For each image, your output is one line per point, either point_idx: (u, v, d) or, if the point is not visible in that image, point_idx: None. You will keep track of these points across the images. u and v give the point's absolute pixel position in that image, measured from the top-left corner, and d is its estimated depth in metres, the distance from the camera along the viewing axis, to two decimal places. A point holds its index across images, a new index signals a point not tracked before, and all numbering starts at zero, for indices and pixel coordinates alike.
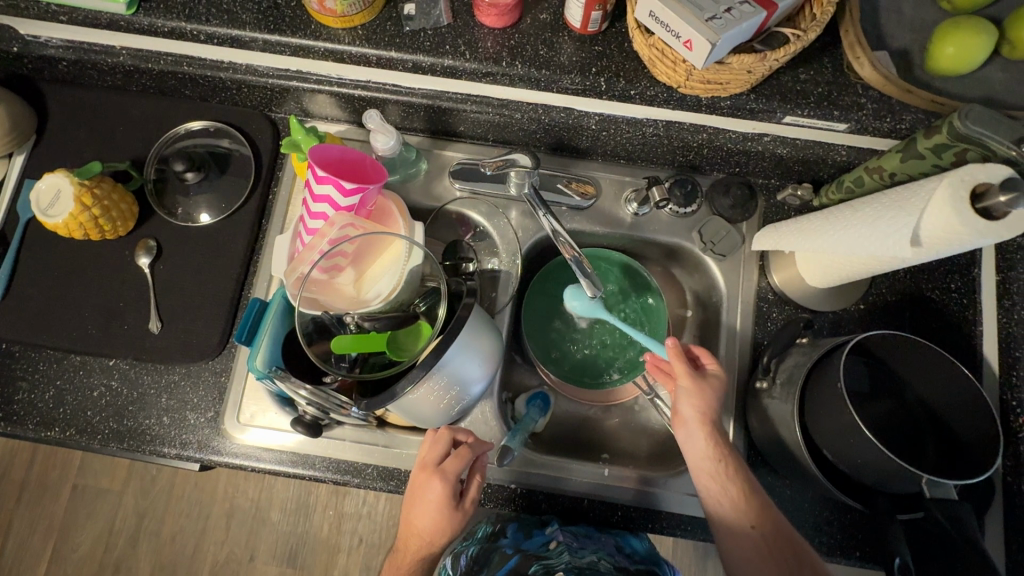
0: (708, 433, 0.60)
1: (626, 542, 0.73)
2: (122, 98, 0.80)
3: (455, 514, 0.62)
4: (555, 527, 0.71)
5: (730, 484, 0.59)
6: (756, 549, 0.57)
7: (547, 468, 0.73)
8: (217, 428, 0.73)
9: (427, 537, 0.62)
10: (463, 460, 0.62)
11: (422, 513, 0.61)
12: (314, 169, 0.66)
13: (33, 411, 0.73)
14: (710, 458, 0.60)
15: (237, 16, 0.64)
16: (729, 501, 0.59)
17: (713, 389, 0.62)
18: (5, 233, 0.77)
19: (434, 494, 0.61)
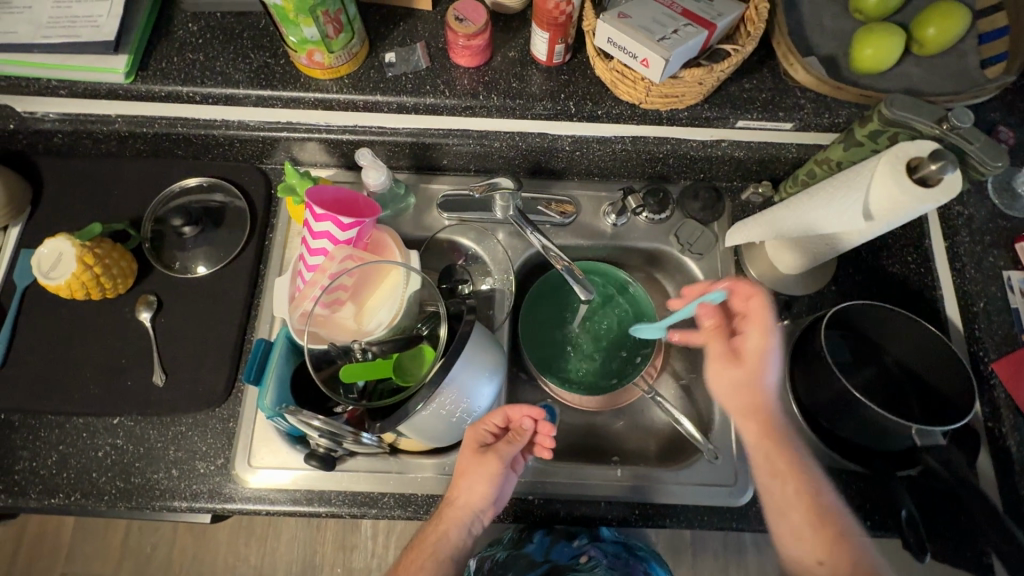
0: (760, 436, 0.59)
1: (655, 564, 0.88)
2: (117, 164, 0.83)
3: (477, 460, 0.67)
4: (584, 543, 0.84)
5: (799, 504, 0.58)
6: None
7: (562, 475, 0.74)
8: (229, 474, 0.72)
9: (457, 477, 0.69)
10: (493, 413, 0.70)
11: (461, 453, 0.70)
12: (311, 205, 0.69)
13: (35, 480, 0.71)
14: (766, 474, 0.59)
15: (230, 76, 0.69)
16: (789, 527, 0.58)
17: (767, 362, 0.59)
18: (2, 303, 0.77)
19: (467, 438, 0.71)
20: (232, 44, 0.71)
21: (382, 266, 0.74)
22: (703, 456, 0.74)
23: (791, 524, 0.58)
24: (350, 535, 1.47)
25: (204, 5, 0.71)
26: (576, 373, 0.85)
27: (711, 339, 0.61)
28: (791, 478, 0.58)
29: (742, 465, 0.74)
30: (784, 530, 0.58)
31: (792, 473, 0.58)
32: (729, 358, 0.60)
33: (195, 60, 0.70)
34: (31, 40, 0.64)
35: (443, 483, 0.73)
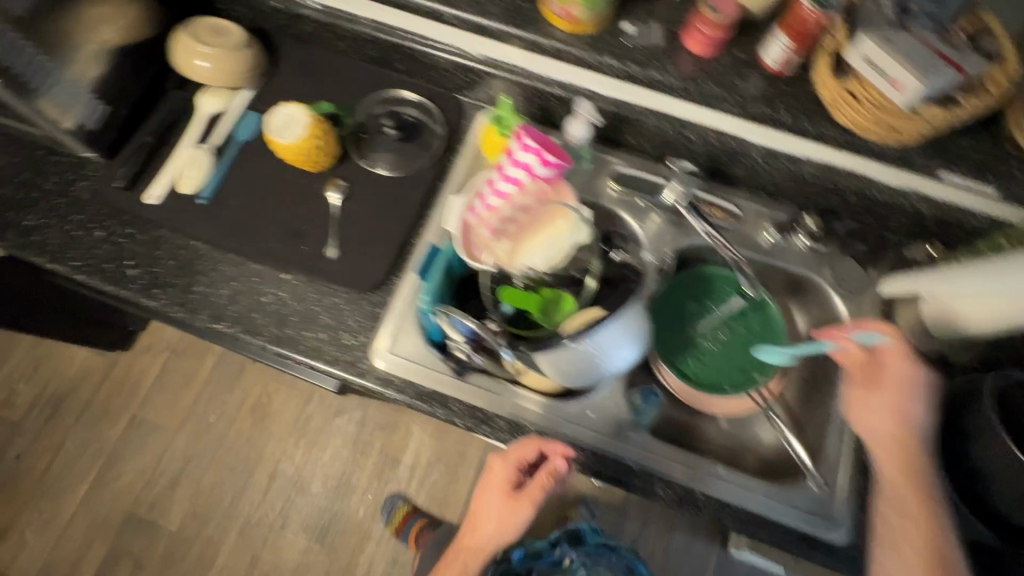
0: (894, 452, 0.67)
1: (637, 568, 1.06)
2: (342, 62, 0.93)
3: (510, 505, 0.76)
4: (562, 549, 1.07)
5: (907, 513, 0.65)
6: None
7: (668, 454, 0.76)
8: (368, 352, 0.79)
9: (484, 513, 0.79)
10: (529, 450, 0.74)
11: (491, 489, 0.78)
12: (522, 136, 0.75)
13: (206, 303, 0.80)
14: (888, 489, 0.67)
15: (485, 8, 0.77)
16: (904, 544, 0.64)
17: (903, 403, 0.68)
18: (219, 149, 0.87)
19: (498, 479, 0.77)
20: None
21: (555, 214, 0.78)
22: (810, 482, 0.74)
23: (903, 539, 0.64)
24: (388, 469, 1.53)
25: None
26: (692, 369, 0.85)
27: (852, 366, 0.71)
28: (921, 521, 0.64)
29: (846, 502, 0.74)
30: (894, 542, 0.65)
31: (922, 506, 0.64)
32: (866, 387, 0.70)
33: None
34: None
35: (555, 424, 0.77)
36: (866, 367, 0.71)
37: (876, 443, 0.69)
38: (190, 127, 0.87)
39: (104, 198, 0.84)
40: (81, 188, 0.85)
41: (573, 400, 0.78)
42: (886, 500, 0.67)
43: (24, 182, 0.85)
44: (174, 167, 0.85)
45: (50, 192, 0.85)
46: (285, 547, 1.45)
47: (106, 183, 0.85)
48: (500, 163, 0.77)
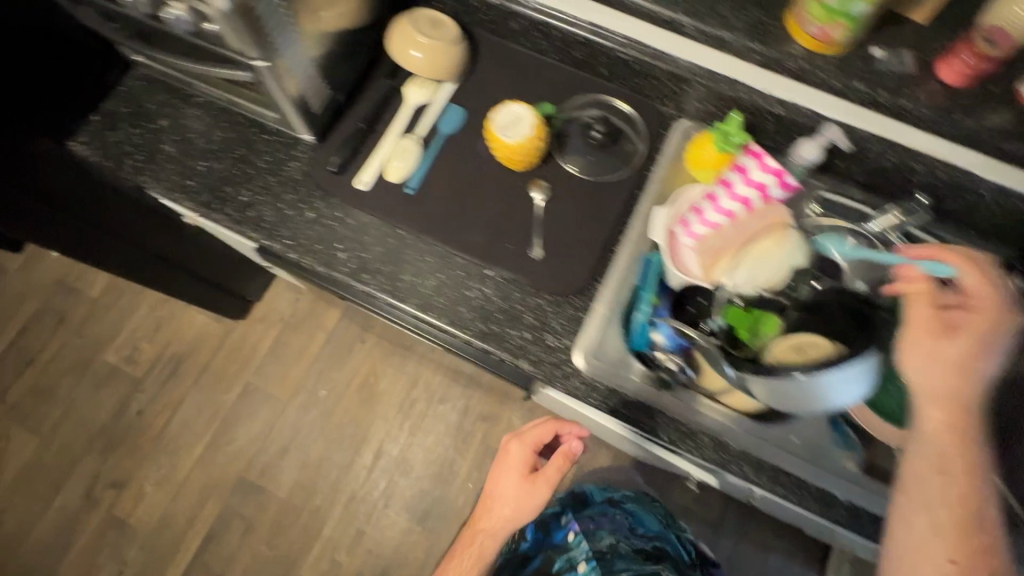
0: (956, 419, 0.56)
1: (641, 523, 1.12)
2: (542, 62, 0.93)
3: (527, 485, 0.89)
4: (570, 519, 1.12)
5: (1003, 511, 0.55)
6: None
7: (872, 489, 0.75)
8: (571, 356, 0.80)
9: (497, 497, 0.90)
10: (544, 428, 0.93)
11: (507, 474, 0.91)
12: (762, 156, 0.74)
13: (415, 293, 0.82)
14: (934, 470, 0.56)
15: (729, 22, 0.75)
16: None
17: (981, 363, 0.57)
18: (424, 141, 0.88)
19: (515, 459, 0.92)
20: None
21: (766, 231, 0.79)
22: None
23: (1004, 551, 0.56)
24: (489, 460, 1.54)
25: None
26: None
27: (924, 303, 0.60)
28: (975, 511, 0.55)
29: None
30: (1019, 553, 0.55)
31: (968, 475, 0.55)
32: (942, 334, 0.58)
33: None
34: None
35: (760, 446, 0.77)
36: (938, 318, 0.59)
37: (934, 400, 0.57)
38: (398, 116, 0.88)
39: (315, 181, 0.86)
40: (292, 168, 0.87)
41: (777, 425, 0.78)
42: (955, 488, 0.55)
43: (238, 158, 0.87)
44: (383, 155, 0.86)
45: (263, 171, 0.87)
46: (387, 525, 1.49)
47: (318, 165, 0.87)
48: (729, 181, 0.76)
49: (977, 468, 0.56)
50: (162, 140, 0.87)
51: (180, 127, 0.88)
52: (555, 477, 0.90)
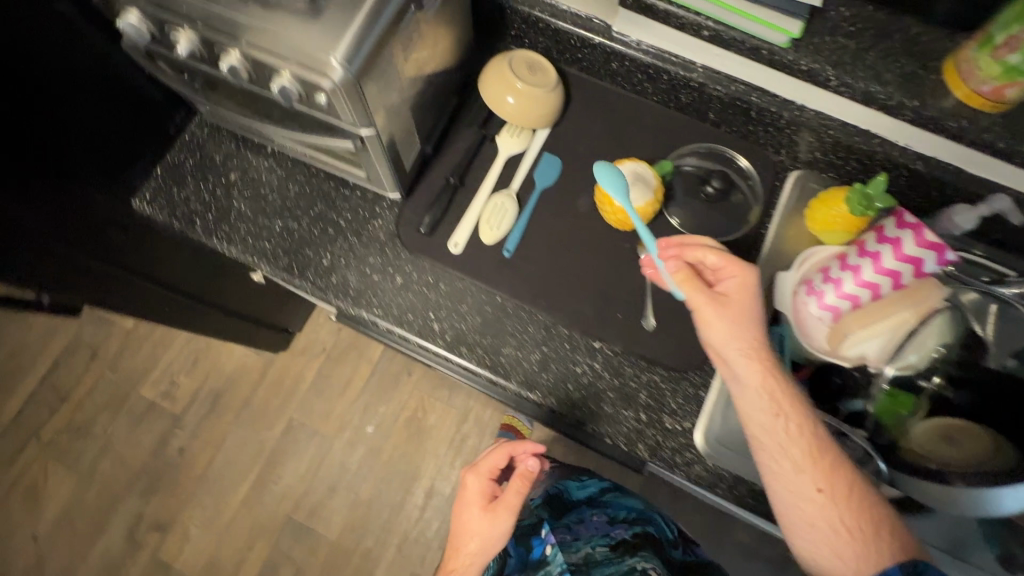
0: (764, 370, 0.62)
1: (616, 508, 0.83)
2: (642, 105, 0.85)
3: (487, 517, 0.71)
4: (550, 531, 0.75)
5: (813, 452, 0.60)
6: (844, 515, 0.59)
7: None
8: (692, 440, 0.73)
9: (462, 539, 0.72)
10: (499, 454, 0.77)
11: (469, 509, 0.74)
12: (920, 229, 0.66)
13: (518, 369, 0.75)
14: (769, 414, 0.61)
15: (880, 74, 0.67)
16: (804, 476, 0.59)
17: (746, 321, 0.64)
18: (519, 196, 0.81)
19: (472, 488, 0.75)
20: (884, 42, 0.69)
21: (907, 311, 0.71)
22: None
23: (787, 465, 0.60)
24: None
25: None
26: None
27: (693, 288, 0.65)
28: (822, 448, 0.60)
29: None
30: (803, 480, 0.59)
31: (800, 426, 0.60)
32: (718, 307, 0.64)
33: (847, 47, 0.68)
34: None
35: None
36: (711, 300, 0.64)
37: (729, 356, 0.63)
38: (490, 169, 0.81)
39: (404, 243, 0.79)
40: (377, 227, 0.80)
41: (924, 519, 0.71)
42: (784, 443, 0.60)
43: (318, 217, 0.80)
44: (476, 214, 0.79)
45: (345, 231, 0.80)
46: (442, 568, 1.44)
47: (406, 225, 0.80)
48: (877, 253, 0.68)
49: (807, 421, 0.61)
50: (237, 198, 0.81)
51: (254, 182, 0.81)
52: (519, 503, 0.72)
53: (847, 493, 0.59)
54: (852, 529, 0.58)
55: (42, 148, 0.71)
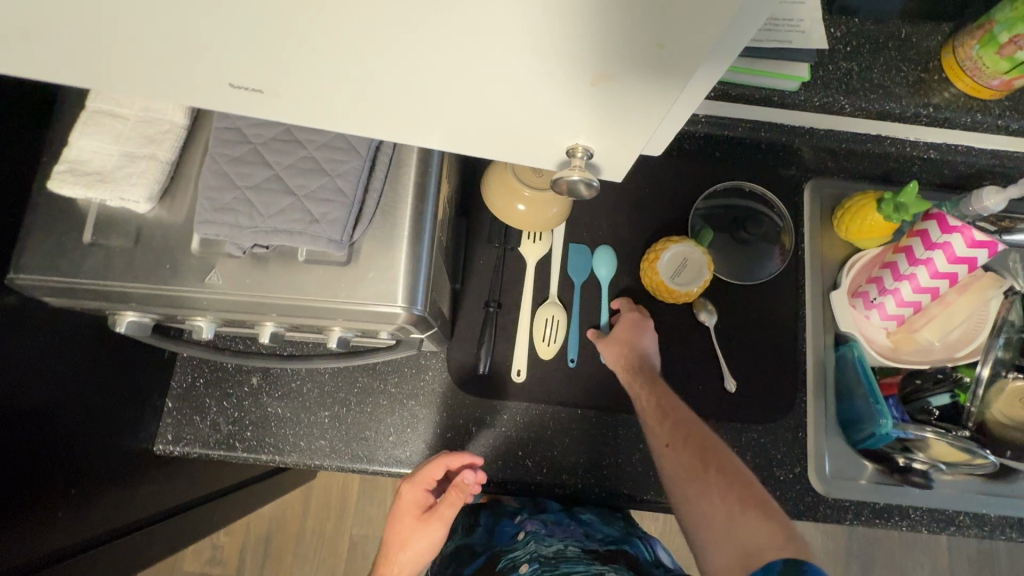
0: (630, 369, 0.70)
1: (597, 528, 0.81)
2: (645, 161, 0.82)
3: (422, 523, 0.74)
4: (524, 519, 0.83)
5: (663, 417, 0.65)
6: (682, 464, 0.62)
7: None
8: (805, 483, 0.74)
9: (401, 539, 0.76)
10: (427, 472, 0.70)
11: (402, 510, 0.75)
12: (966, 230, 0.66)
13: (624, 476, 0.74)
14: (636, 395, 0.69)
15: (890, 89, 0.66)
16: (652, 433, 0.66)
17: (636, 334, 0.72)
18: (562, 300, 0.77)
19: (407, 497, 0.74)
20: (883, 52, 0.67)
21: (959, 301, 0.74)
22: None
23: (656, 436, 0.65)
24: None
25: (855, 10, 0.67)
26: None
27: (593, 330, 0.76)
28: (681, 436, 0.63)
29: None
30: (675, 459, 0.63)
31: (653, 401, 0.67)
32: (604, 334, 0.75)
33: (851, 70, 0.66)
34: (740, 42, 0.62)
35: None
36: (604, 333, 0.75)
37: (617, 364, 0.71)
38: (523, 282, 0.76)
39: (464, 388, 0.74)
40: (430, 381, 0.75)
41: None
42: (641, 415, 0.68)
43: (365, 392, 0.74)
44: (527, 334, 0.75)
45: (399, 396, 0.74)
46: None
47: (460, 370, 0.75)
48: (929, 259, 0.69)
49: (662, 396, 0.67)
50: (270, 403, 0.73)
51: (282, 379, 0.73)
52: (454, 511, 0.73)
53: (691, 447, 0.63)
54: (691, 469, 0.61)
55: (73, 463, 0.57)
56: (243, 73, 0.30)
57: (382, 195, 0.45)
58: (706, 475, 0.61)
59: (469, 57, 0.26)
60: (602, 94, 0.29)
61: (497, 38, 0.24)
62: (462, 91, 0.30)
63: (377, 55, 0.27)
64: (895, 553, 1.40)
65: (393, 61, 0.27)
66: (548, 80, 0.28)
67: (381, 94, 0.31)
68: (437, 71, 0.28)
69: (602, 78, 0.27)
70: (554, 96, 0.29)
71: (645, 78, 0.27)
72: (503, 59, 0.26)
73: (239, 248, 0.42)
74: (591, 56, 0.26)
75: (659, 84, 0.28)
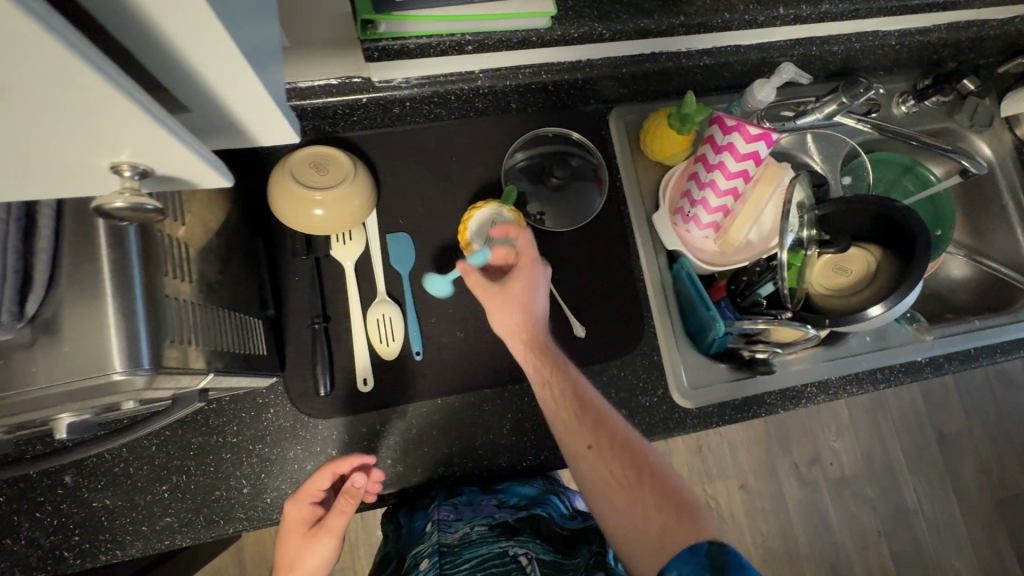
0: (528, 353, 0.66)
1: (511, 494, 0.74)
2: (444, 129, 0.78)
3: (309, 545, 0.66)
4: (433, 506, 0.71)
5: (581, 415, 0.62)
6: (606, 465, 0.61)
7: (946, 334, 0.83)
8: (670, 401, 0.77)
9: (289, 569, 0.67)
10: (315, 481, 0.64)
11: (285, 535, 0.67)
12: (742, 127, 0.69)
13: (500, 450, 0.73)
14: (543, 391, 0.64)
15: (640, 7, 0.66)
16: (567, 427, 0.63)
17: (530, 301, 0.66)
18: (392, 295, 0.73)
19: (290, 518, 0.66)
20: None
21: (755, 192, 0.76)
22: None
23: (575, 436, 0.62)
24: None
25: None
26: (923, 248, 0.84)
27: (473, 283, 0.67)
28: (606, 440, 0.62)
29: None
30: (602, 460, 0.61)
31: (567, 402, 0.63)
32: (492, 292, 0.67)
33: None
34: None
35: (863, 364, 0.80)
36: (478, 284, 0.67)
37: (512, 343, 0.67)
38: (346, 287, 0.72)
39: (313, 414, 0.70)
40: (273, 419, 0.69)
41: (857, 335, 0.81)
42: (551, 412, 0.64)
43: (202, 452, 0.67)
44: (363, 340, 0.71)
45: (243, 444, 0.68)
46: None
47: (303, 397, 0.69)
48: (720, 163, 0.71)
49: (577, 393, 0.64)
50: (92, 498, 0.64)
51: (98, 469, 0.65)
52: (343, 523, 0.66)
53: (615, 447, 0.61)
54: (615, 470, 0.61)
55: None
56: None
57: (59, 254, 0.38)
58: (637, 480, 0.60)
59: None
60: (35, 110, 0.24)
61: None
62: None
63: None
64: (805, 423, 1.54)
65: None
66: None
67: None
68: None
69: (2, 89, 0.22)
70: (10, 132, 0.24)
71: (47, 82, 0.22)
72: None
73: None
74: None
75: (83, 86, 0.23)
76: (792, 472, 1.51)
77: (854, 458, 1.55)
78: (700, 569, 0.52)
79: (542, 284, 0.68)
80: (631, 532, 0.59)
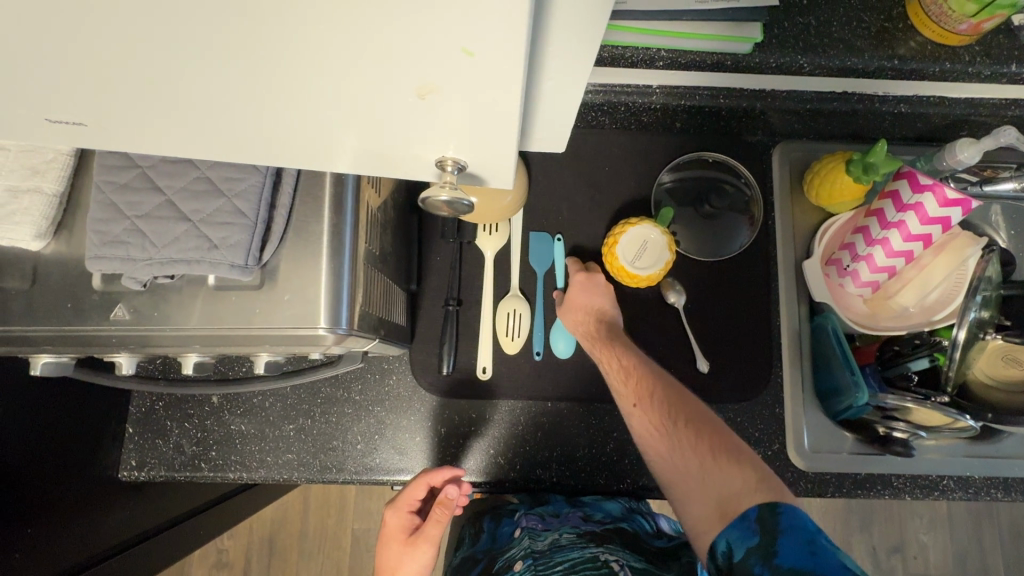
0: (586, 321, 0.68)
1: (597, 509, 0.71)
2: (603, 137, 0.78)
3: (408, 549, 0.70)
4: (521, 513, 0.73)
5: (619, 368, 0.63)
6: (649, 419, 0.59)
7: None
8: (786, 458, 0.73)
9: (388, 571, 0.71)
10: (414, 487, 0.68)
11: (388, 539, 0.71)
12: (938, 188, 0.59)
13: (600, 466, 0.72)
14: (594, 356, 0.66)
15: (852, 44, 0.62)
16: (616, 390, 0.63)
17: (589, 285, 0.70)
18: (525, 291, 0.75)
19: (393, 521, 0.71)
20: (844, 2, 0.62)
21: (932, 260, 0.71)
22: None
23: (622, 397, 0.62)
24: None
25: None
26: None
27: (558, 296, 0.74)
28: (647, 393, 0.60)
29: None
30: (645, 417, 0.59)
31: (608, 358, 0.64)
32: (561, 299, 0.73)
33: (807, 25, 0.62)
34: (685, 6, 0.57)
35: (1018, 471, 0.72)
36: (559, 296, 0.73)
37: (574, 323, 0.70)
38: (483, 276, 0.74)
39: (432, 390, 0.72)
40: (395, 386, 0.73)
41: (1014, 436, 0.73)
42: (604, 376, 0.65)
43: (329, 402, 0.72)
44: (491, 330, 0.73)
45: (364, 403, 0.72)
46: None
47: (426, 371, 0.73)
48: (901, 222, 0.62)
49: (619, 348, 0.64)
50: (233, 421, 0.71)
51: (242, 397, 0.71)
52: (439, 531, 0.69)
53: (655, 397, 0.59)
54: (657, 421, 0.58)
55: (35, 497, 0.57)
56: (54, 109, 0.27)
57: (294, 212, 0.41)
58: (670, 430, 0.57)
59: (270, 76, 0.24)
60: (438, 103, 0.26)
61: (319, 57, 0.23)
62: (286, 108, 0.27)
63: (170, 84, 0.25)
64: (895, 506, 1.41)
65: (200, 85, 0.25)
66: (371, 93, 0.26)
67: (207, 118, 0.28)
68: (237, 73, 0.24)
69: (432, 86, 0.25)
70: (386, 107, 0.27)
71: (470, 85, 0.25)
72: (324, 79, 0.25)
73: (138, 281, 0.40)
74: (399, 64, 0.23)
75: (501, 93, 0.26)
76: (871, 558, 1.38)
77: (945, 560, 1.39)
78: (750, 531, 0.45)
79: (604, 291, 0.70)
80: (683, 491, 0.54)
